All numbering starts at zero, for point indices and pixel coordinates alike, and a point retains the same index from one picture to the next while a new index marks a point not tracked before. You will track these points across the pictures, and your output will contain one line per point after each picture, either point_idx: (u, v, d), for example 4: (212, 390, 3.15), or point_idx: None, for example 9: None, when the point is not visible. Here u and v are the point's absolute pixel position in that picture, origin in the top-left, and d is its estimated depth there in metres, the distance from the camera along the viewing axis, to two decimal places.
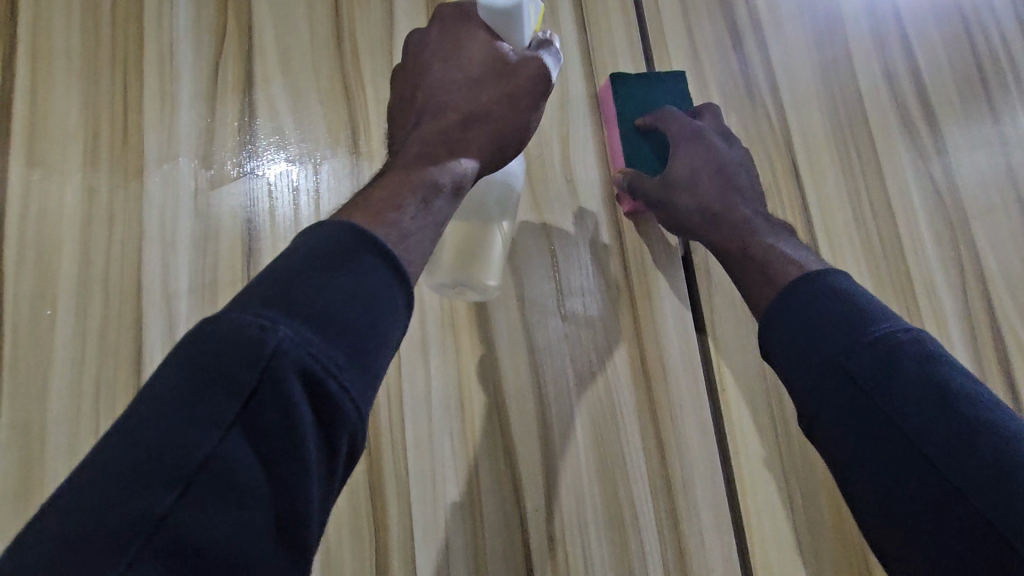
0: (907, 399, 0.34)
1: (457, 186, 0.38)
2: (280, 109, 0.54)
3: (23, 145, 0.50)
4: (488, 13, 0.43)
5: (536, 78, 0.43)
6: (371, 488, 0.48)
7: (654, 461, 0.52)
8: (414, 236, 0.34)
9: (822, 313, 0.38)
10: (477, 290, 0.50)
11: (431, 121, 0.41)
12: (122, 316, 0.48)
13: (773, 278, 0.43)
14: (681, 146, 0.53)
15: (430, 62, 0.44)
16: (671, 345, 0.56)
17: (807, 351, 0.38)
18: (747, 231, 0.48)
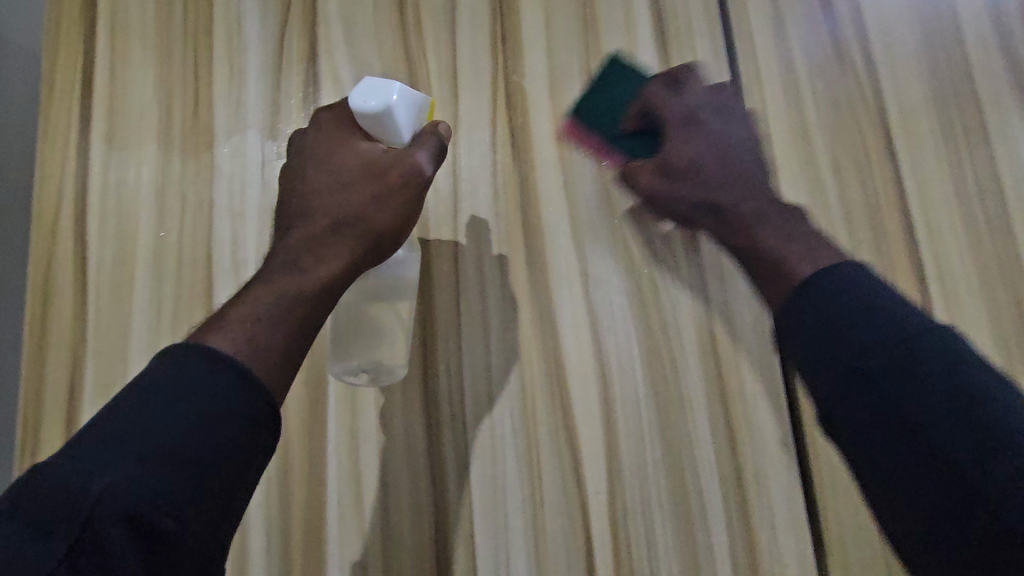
0: (923, 387, 0.30)
1: (325, 289, 0.37)
2: (343, 80, 0.54)
3: (104, 119, 0.52)
4: (362, 119, 0.41)
5: (406, 179, 0.41)
6: (430, 462, 0.48)
7: (723, 448, 0.50)
8: (271, 347, 0.34)
9: (843, 304, 0.34)
10: (384, 372, 0.46)
11: (300, 227, 0.40)
12: (193, 284, 0.49)
13: (790, 269, 0.38)
14: (677, 130, 0.46)
15: (305, 162, 0.43)
16: (743, 326, 0.52)
17: (824, 341, 0.34)
18: (755, 223, 0.42)
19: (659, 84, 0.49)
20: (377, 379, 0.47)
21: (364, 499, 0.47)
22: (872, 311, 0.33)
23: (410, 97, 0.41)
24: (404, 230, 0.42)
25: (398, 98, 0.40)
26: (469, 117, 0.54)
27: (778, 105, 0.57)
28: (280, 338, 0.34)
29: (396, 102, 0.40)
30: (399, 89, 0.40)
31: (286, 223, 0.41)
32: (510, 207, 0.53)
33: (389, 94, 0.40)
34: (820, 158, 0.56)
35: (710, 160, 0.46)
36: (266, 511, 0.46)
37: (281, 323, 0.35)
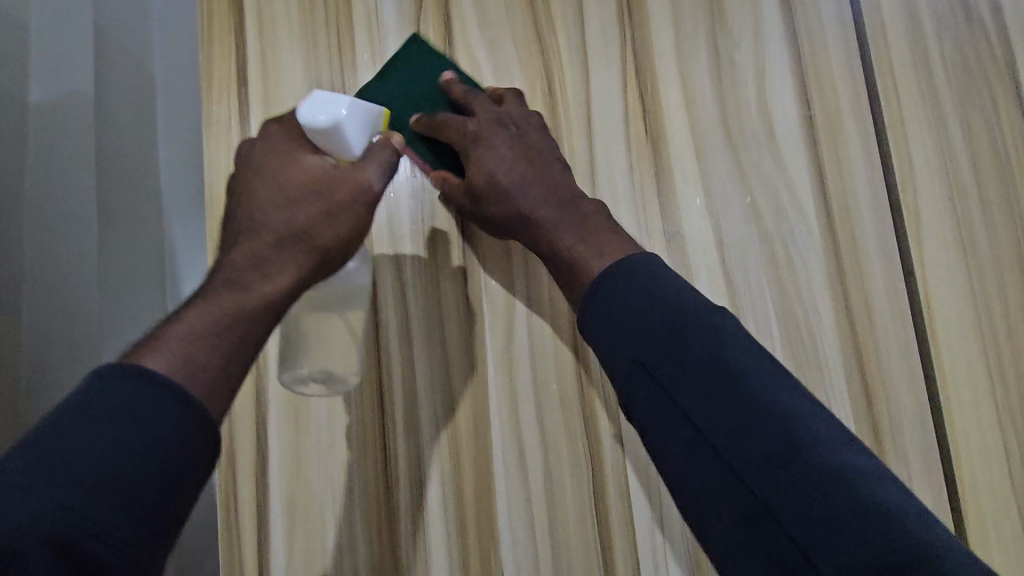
0: (710, 403, 0.35)
1: (268, 305, 0.37)
2: (478, 60, 0.56)
3: (261, 106, 0.54)
4: (312, 133, 0.41)
5: (356, 194, 0.42)
6: (584, 420, 0.51)
7: (861, 404, 0.52)
8: (207, 368, 0.33)
9: (617, 326, 0.39)
10: (335, 380, 0.46)
11: (243, 243, 0.39)
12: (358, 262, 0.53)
13: (580, 277, 0.43)
14: (500, 134, 0.48)
15: (251, 173, 0.42)
16: (877, 290, 0.54)
17: (637, 334, 0.38)
18: (548, 231, 0.46)
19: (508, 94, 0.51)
20: (331, 386, 0.47)
21: (527, 454, 0.51)
22: (666, 334, 0.37)
23: (362, 109, 0.42)
24: (351, 245, 0.42)
25: (348, 113, 0.41)
26: (601, 92, 0.56)
27: (906, 68, 0.57)
28: (221, 358, 0.33)
29: (345, 117, 0.41)
30: (348, 103, 0.41)
31: (227, 241, 0.40)
32: (645, 179, 0.55)
33: (338, 108, 0.41)
34: (949, 119, 0.56)
35: (518, 166, 0.47)
36: (440, 467, 0.51)
37: (217, 345, 0.34)
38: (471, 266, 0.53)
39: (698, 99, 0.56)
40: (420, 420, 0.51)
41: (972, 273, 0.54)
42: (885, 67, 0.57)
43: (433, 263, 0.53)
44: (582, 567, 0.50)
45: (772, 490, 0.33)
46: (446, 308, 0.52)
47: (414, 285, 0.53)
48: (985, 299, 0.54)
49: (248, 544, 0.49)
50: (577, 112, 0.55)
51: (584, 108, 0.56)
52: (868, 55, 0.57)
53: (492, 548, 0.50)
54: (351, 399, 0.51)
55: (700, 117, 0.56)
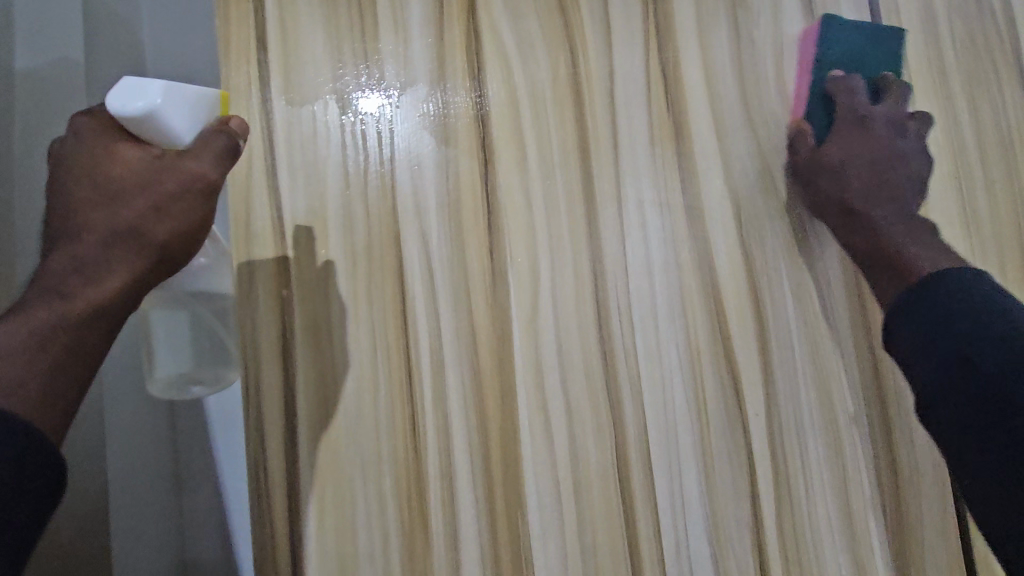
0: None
1: (95, 314, 0.36)
2: (502, 32, 0.56)
3: (281, 76, 0.53)
4: (125, 121, 0.38)
5: (189, 183, 0.39)
6: (607, 389, 0.53)
7: (868, 372, 0.55)
8: (11, 392, 0.32)
9: (964, 285, 0.43)
10: (211, 379, 0.47)
11: (64, 248, 0.37)
12: (383, 235, 0.53)
13: (915, 267, 0.48)
14: (848, 131, 0.55)
15: (65, 173, 0.39)
16: None
17: (948, 321, 0.42)
18: (885, 231, 0.51)
19: (895, 90, 0.56)
20: (206, 386, 0.47)
21: (552, 422, 0.52)
22: (988, 324, 0.40)
23: (184, 95, 0.40)
24: (196, 236, 0.40)
25: (166, 102, 0.38)
26: (624, 67, 0.56)
27: (919, 49, 0.58)
28: (40, 380, 0.33)
29: (161, 105, 0.38)
30: (165, 90, 0.38)
31: (51, 241, 0.38)
32: (666, 154, 0.56)
33: (153, 95, 0.38)
34: (957, 100, 0.58)
35: (852, 160, 0.54)
36: (467, 436, 0.52)
37: (31, 363, 0.33)
38: (497, 238, 0.54)
39: (718, 76, 0.57)
40: (446, 391, 0.52)
41: (975, 250, 0.56)
42: None
43: (458, 236, 0.53)
44: (605, 529, 0.52)
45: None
46: (472, 281, 0.53)
47: (440, 258, 0.53)
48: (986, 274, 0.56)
49: (277, 513, 0.50)
50: (600, 87, 0.56)
51: (607, 83, 0.56)
52: None
53: (518, 513, 0.51)
54: (378, 370, 0.52)
55: (720, 93, 0.57)
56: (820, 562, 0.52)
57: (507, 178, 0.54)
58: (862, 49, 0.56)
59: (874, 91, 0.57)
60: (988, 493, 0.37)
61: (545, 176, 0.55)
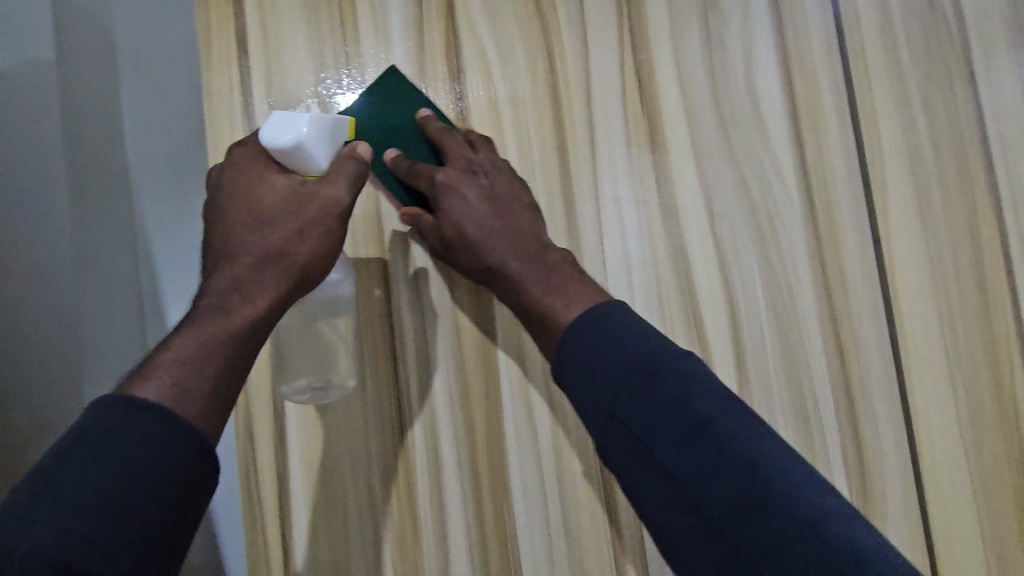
0: (657, 428, 0.42)
1: (254, 325, 0.42)
2: (481, 37, 0.57)
3: (263, 78, 0.54)
4: (274, 151, 0.45)
5: (327, 209, 0.45)
6: None
7: (834, 360, 0.58)
8: (194, 393, 0.38)
9: (599, 349, 0.44)
10: (331, 389, 0.52)
11: (224, 266, 0.44)
12: (369, 236, 0.54)
13: (566, 310, 0.48)
14: (454, 183, 0.51)
15: (225, 192, 0.46)
16: (850, 256, 0.59)
17: (620, 395, 0.43)
18: (519, 285, 0.50)
19: (445, 133, 0.52)
20: (325, 395, 0.52)
21: (536, 415, 0.54)
22: (668, 410, 0.42)
23: (320, 124, 0.46)
24: (329, 258, 0.46)
25: (308, 132, 0.44)
26: (599, 71, 0.58)
27: (877, 53, 0.61)
28: (209, 383, 0.39)
29: (306, 135, 0.44)
30: (308, 122, 0.44)
31: (212, 260, 0.45)
32: (641, 155, 0.58)
33: (300, 128, 0.44)
34: (913, 100, 0.61)
35: (468, 218, 0.51)
36: (454, 430, 0.53)
37: (206, 368, 0.39)
38: None
39: (691, 78, 0.59)
40: (433, 386, 0.53)
41: (931, 242, 0.60)
42: (858, 51, 0.61)
43: None
44: (588, 516, 0.54)
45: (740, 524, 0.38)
46: (456, 279, 0.54)
47: (425, 257, 0.54)
48: (942, 265, 0.60)
49: (269, 507, 0.51)
50: (578, 88, 0.58)
51: (585, 85, 0.58)
52: (845, 39, 0.61)
53: (504, 502, 0.53)
54: (366, 368, 0.53)
55: (693, 95, 0.59)
56: None
57: None
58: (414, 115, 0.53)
59: (417, 142, 0.54)
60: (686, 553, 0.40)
61: (525, 176, 0.56)
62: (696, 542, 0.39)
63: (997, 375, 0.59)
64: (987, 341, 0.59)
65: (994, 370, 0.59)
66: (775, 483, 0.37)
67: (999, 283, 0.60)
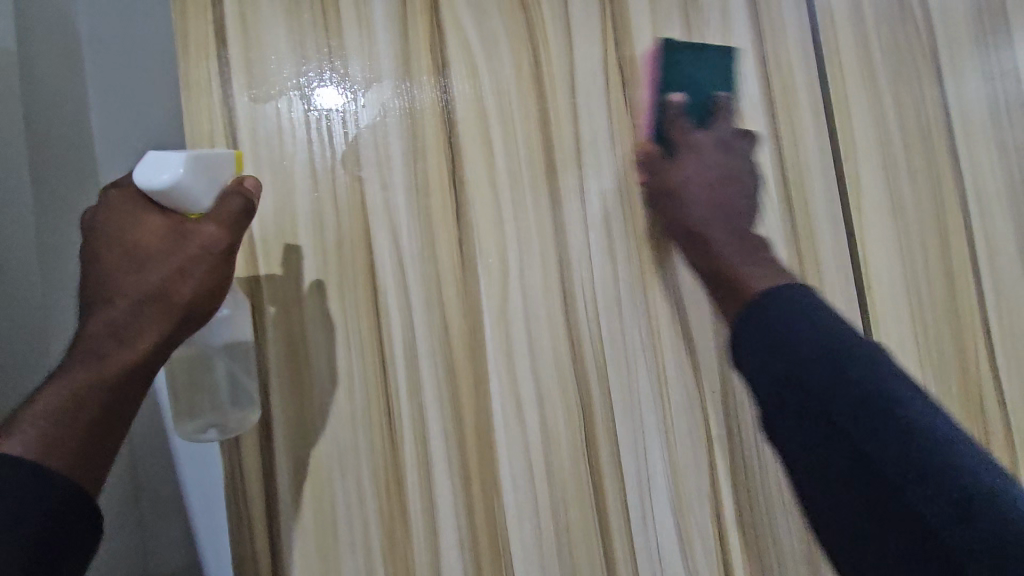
0: (868, 411, 0.36)
1: (131, 372, 0.41)
2: (465, 30, 0.57)
3: (242, 69, 0.53)
4: (151, 192, 0.43)
5: (206, 250, 0.45)
6: (576, 373, 0.56)
7: None
8: (63, 445, 0.38)
9: (794, 325, 0.41)
10: (233, 425, 0.50)
11: (98, 311, 0.42)
12: (352, 230, 0.54)
13: (749, 283, 0.46)
14: (683, 151, 0.54)
15: (101, 233, 0.44)
16: (825, 248, 0.61)
17: (792, 355, 0.40)
18: (716, 251, 0.51)
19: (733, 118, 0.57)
20: (228, 431, 0.49)
21: (523, 407, 0.54)
22: (817, 357, 0.39)
23: (200, 161, 0.44)
24: (214, 294, 0.46)
25: (186, 172, 0.43)
26: (583, 67, 0.58)
27: (850, 52, 0.63)
28: (81, 432, 0.39)
29: (184, 175, 0.43)
30: (185, 161, 0.43)
31: (84, 305, 0.43)
32: (626, 150, 0.58)
33: (177, 168, 0.42)
34: (884, 97, 0.63)
35: (695, 179, 0.53)
36: (442, 424, 0.53)
37: (77, 418, 0.39)
38: (465, 230, 0.55)
39: None
40: (421, 380, 0.53)
41: (902, 235, 0.62)
42: (833, 49, 0.63)
43: (428, 228, 0.55)
44: (577, 506, 0.54)
45: (955, 523, 0.33)
46: (443, 272, 0.54)
47: (410, 251, 0.54)
48: (912, 256, 0.62)
49: (255, 502, 0.51)
50: (561, 82, 0.58)
51: (569, 79, 0.58)
52: (820, 37, 0.63)
53: (494, 494, 0.53)
54: (352, 363, 0.53)
55: None
56: (773, 524, 0.57)
57: (474, 171, 0.56)
58: (687, 75, 0.54)
59: (702, 109, 0.55)
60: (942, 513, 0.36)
61: (511, 171, 0.56)
62: (852, 502, 0.36)
63: (963, 361, 0.62)
64: (955, 329, 0.62)
65: (960, 357, 0.62)
66: (931, 437, 0.35)
67: (965, 274, 0.63)
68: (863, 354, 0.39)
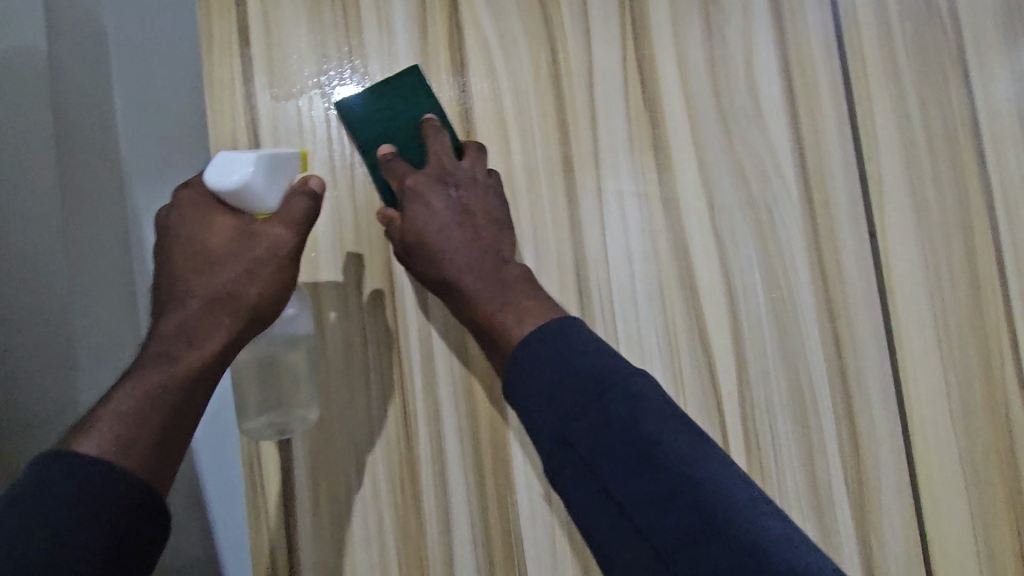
0: (663, 467, 0.39)
1: (197, 373, 0.44)
2: (485, 30, 0.57)
3: (264, 68, 0.54)
4: (221, 191, 0.44)
5: (271, 252, 0.47)
6: None
7: (831, 352, 0.59)
8: (137, 442, 0.40)
9: (552, 373, 0.43)
10: (294, 422, 0.52)
11: (174, 313, 0.46)
12: (371, 228, 0.54)
13: (513, 330, 0.48)
14: (406, 200, 0.52)
15: (178, 239, 0.48)
16: (846, 250, 0.60)
17: (577, 410, 0.41)
18: (471, 297, 0.50)
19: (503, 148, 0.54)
20: (291, 427, 0.52)
21: None
22: (590, 406, 0.41)
23: (271, 161, 0.45)
24: (281, 295, 0.48)
25: (255, 172, 0.44)
26: (602, 66, 0.58)
27: (874, 52, 0.62)
28: (152, 429, 0.41)
29: (252, 175, 0.44)
30: (256, 162, 0.44)
31: (162, 307, 0.47)
32: (644, 150, 0.58)
33: (246, 168, 0.44)
34: (909, 97, 0.62)
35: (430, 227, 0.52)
36: (458, 422, 0.53)
37: (149, 417, 0.41)
38: None
39: (692, 74, 0.60)
40: (437, 378, 0.53)
41: (926, 237, 0.61)
42: (856, 49, 0.62)
43: None
44: None
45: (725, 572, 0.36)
46: None
47: None
48: (936, 259, 0.61)
49: (273, 497, 0.51)
50: (580, 82, 0.58)
51: (587, 78, 0.58)
52: (843, 36, 0.62)
53: (508, 494, 0.53)
54: (370, 360, 0.53)
55: (694, 90, 0.59)
56: None
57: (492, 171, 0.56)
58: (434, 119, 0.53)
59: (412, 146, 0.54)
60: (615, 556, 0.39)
61: (528, 171, 0.56)
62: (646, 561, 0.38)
63: (987, 367, 0.60)
64: (979, 333, 0.61)
65: (984, 362, 0.60)
66: (684, 485, 0.38)
67: (991, 277, 0.61)
68: (616, 400, 0.41)
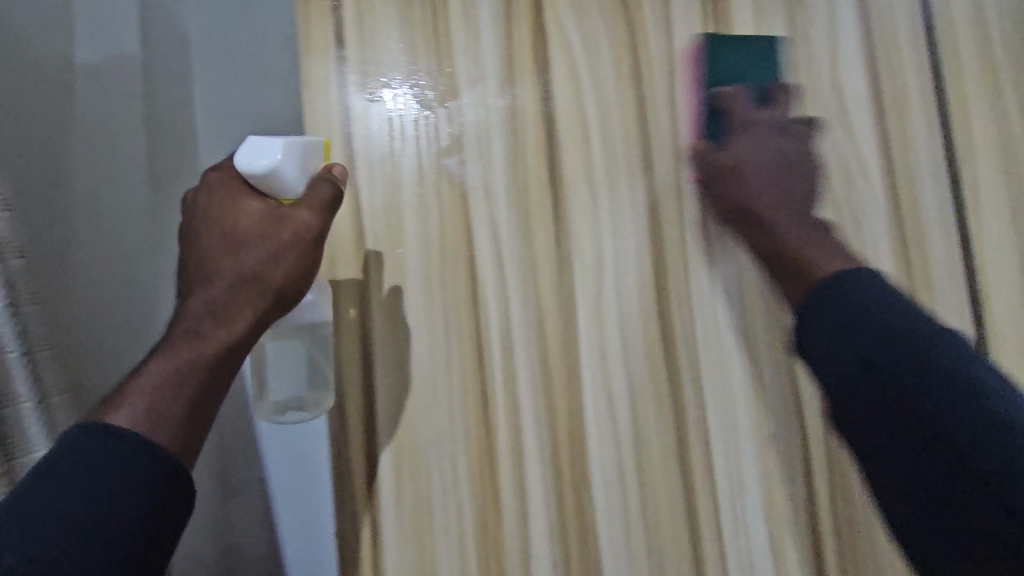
0: (952, 396, 0.37)
1: (224, 352, 0.45)
2: (568, 31, 0.58)
3: (357, 69, 0.56)
4: (251, 175, 0.47)
5: (295, 235, 0.48)
6: (669, 372, 0.56)
7: None
8: (166, 416, 0.42)
9: (887, 309, 0.41)
10: (307, 407, 0.54)
11: (201, 292, 0.47)
12: (455, 223, 0.56)
13: (816, 267, 0.48)
14: (739, 137, 0.55)
15: (207, 221, 0.49)
16: (936, 253, 0.58)
17: (872, 334, 0.41)
18: (782, 234, 0.52)
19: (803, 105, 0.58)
20: (303, 412, 0.54)
21: (615, 402, 0.55)
22: (889, 333, 0.40)
23: (296, 147, 0.48)
24: (304, 279, 0.49)
25: (283, 158, 0.47)
26: (683, 65, 0.58)
27: (969, 50, 0.60)
28: (180, 405, 0.42)
29: (281, 161, 0.47)
30: (282, 147, 0.47)
31: (190, 287, 0.48)
32: None
33: (275, 154, 0.46)
34: (1005, 96, 0.60)
35: (748, 165, 0.54)
36: (536, 415, 0.54)
37: (176, 393, 0.43)
38: (562, 226, 0.56)
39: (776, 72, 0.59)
40: (516, 371, 0.55)
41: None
42: (949, 45, 0.60)
43: (527, 223, 0.56)
44: (668, 505, 0.54)
45: None
46: (540, 268, 0.55)
47: (510, 245, 0.56)
48: None
49: (357, 481, 0.53)
50: (660, 81, 0.58)
51: (668, 77, 0.58)
52: (934, 34, 0.60)
53: (585, 487, 0.54)
54: (452, 351, 0.55)
55: None
56: (870, 536, 0.56)
57: (572, 169, 0.57)
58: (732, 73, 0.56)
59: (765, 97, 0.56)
60: (907, 494, 0.38)
61: (609, 168, 0.57)
62: (936, 489, 0.37)
63: None
64: None
65: None
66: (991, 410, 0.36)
67: None
68: (905, 330, 0.40)
